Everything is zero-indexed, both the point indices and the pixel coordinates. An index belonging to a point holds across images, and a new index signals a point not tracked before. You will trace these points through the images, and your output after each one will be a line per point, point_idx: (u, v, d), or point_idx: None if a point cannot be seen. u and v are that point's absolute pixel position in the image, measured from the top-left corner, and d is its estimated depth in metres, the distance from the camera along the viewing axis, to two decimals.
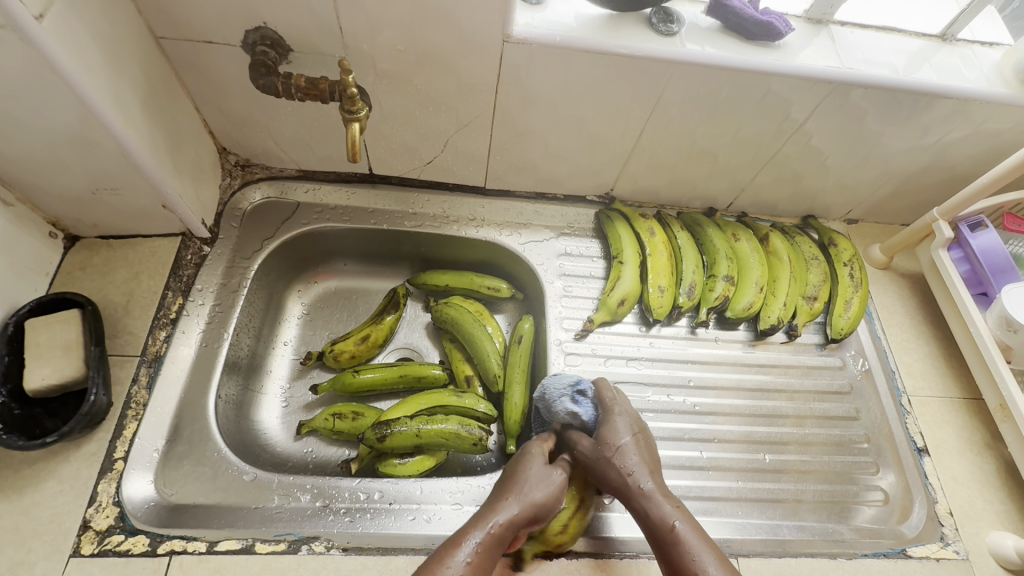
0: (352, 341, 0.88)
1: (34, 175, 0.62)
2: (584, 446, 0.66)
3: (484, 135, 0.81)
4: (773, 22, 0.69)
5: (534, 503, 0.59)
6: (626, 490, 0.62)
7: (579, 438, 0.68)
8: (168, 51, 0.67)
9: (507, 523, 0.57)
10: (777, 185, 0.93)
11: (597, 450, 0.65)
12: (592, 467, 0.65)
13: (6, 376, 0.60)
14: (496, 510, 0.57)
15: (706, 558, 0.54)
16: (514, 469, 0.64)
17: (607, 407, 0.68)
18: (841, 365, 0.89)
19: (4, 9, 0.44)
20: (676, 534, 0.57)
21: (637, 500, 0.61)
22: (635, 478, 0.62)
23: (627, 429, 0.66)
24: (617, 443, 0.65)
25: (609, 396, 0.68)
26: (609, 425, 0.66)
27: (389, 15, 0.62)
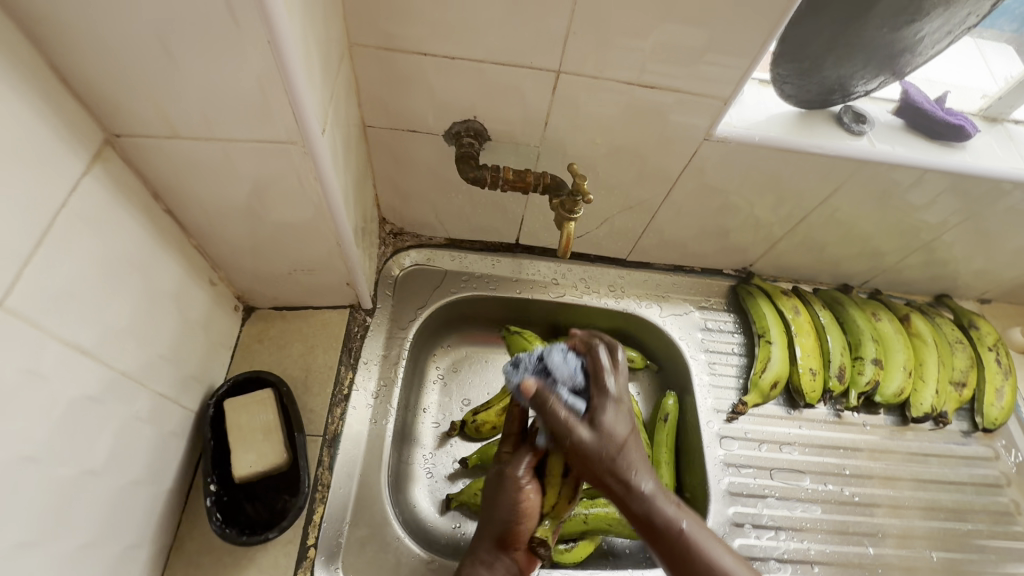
0: (491, 409, 0.83)
1: (246, 257, 0.64)
2: (583, 436, 0.56)
3: (646, 216, 0.82)
4: (964, 125, 0.70)
5: (516, 530, 0.59)
6: (629, 496, 0.55)
7: (558, 409, 0.57)
8: (370, 137, 0.69)
9: (496, 566, 0.59)
10: (921, 267, 0.93)
11: (601, 442, 0.56)
12: (592, 460, 0.55)
13: (213, 462, 0.61)
14: (477, 561, 0.59)
15: (722, 551, 0.54)
16: (483, 496, 0.62)
17: (597, 386, 0.59)
18: (993, 456, 0.88)
19: (304, 130, 0.46)
20: (687, 537, 0.54)
21: (641, 506, 0.55)
22: (638, 481, 0.55)
23: (622, 424, 0.57)
24: (612, 432, 0.56)
25: (603, 369, 0.59)
26: (608, 417, 0.57)
27: (599, 114, 0.64)
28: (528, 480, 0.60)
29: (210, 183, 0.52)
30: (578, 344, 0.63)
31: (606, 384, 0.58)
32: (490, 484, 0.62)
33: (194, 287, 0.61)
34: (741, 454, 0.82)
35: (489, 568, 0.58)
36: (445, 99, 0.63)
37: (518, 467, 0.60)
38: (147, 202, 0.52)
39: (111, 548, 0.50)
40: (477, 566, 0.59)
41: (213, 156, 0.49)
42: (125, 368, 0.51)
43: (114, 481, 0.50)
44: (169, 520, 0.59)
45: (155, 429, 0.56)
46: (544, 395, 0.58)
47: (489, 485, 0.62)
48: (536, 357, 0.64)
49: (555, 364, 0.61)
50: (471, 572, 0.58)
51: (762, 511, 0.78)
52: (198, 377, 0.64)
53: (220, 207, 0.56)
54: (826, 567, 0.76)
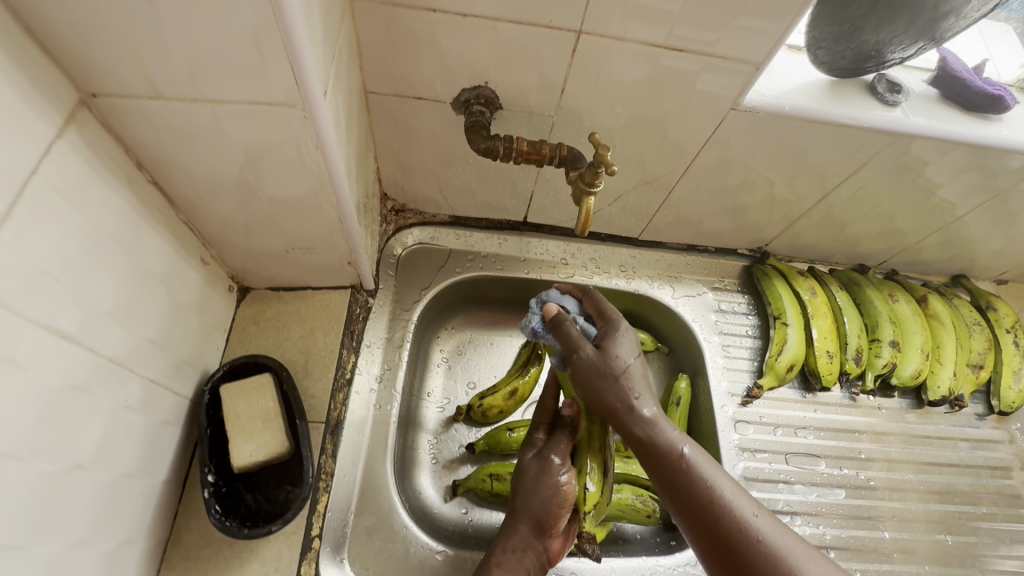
0: (498, 393, 0.80)
1: (240, 234, 0.60)
2: (587, 352, 0.56)
3: (663, 192, 0.78)
4: (1004, 95, 0.67)
5: (550, 516, 0.60)
6: (630, 416, 0.54)
7: (570, 328, 0.57)
8: (373, 104, 0.64)
9: (527, 552, 0.60)
10: (942, 247, 0.90)
11: (604, 359, 0.55)
12: (593, 374, 0.55)
13: (210, 451, 0.57)
14: (509, 545, 0.60)
15: (750, 506, 0.51)
16: (516, 482, 0.63)
17: (603, 318, 0.60)
18: (1007, 439, 0.87)
19: (304, 92, 0.42)
20: (716, 502, 0.51)
21: (643, 428, 0.54)
22: (639, 403, 0.54)
23: (634, 350, 0.57)
24: (623, 359, 0.56)
25: (603, 306, 0.61)
26: (615, 338, 0.57)
27: (620, 80, 0.60)
28: (567, 470, 0.60)
29: (199, 151, 0.47)
30: (573, 292, 0.65)
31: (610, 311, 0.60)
32: (524, 470, 0.62)
33: (185, 266, 0.57)
34: (756, 439, 0.80)
35: (522, 553, 0.60)
36: (455, 62, 0.58)
37: (555, 454, 0.61)
38: (130, 172, 0.47)
39: (104, 545, 0.47)
40: (507, 553, 0.60)
41: (202, 121, 0.44)
42: (110, 354, 0.47)
43: (106, 473, 0.47)
44: (165, 512, 0.56)
45: (147, 418, 0.52)
46: (560, 318, 0.59)
47: (522, 471, 0.63)
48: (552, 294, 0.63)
49: (562, 300, 0.63)
50: (501, 556, 0.60)
51: (778, 496, 0.76)
52: (192, 362, 0.60)
53: (210, 179, 0.51)
54: (840, 552, 0.74)
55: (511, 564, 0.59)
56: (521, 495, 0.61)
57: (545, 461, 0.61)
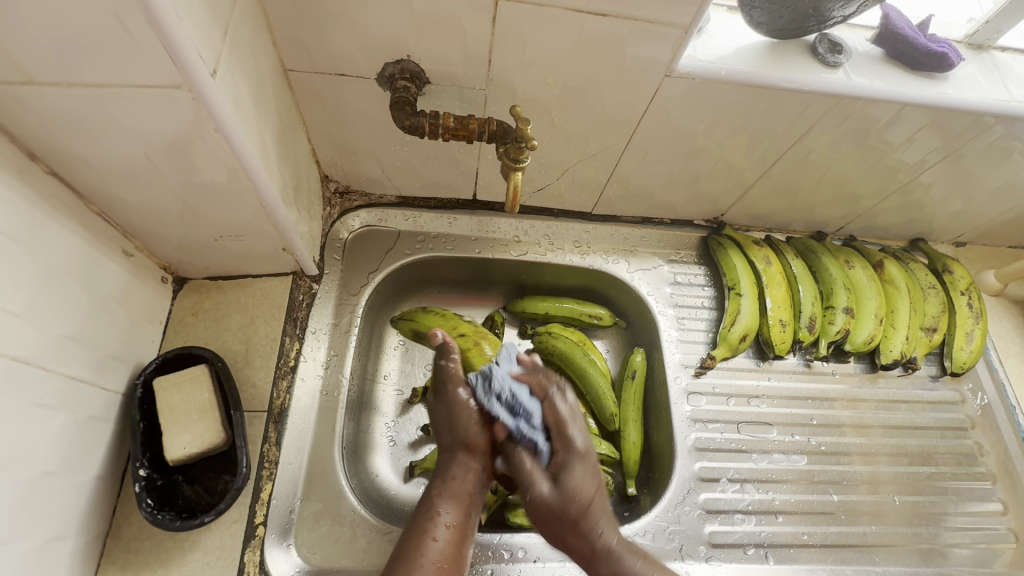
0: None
1: (162, 224, 0.58)
2: (544, 490, 0.53)
3: (609, 165, 0.76)
4: (948, 52, 0.65)
5: (470, 432, 0.57)
6: (593, 559, 0.53)
7: (524, 461, 0.55)
8: (296, 82, 0.61)
9: (466, 473, 0.56)
10: (898, 211, 0.90)
11: (563, 501, 0.52)
12: (553, 517, 0.53)
13: (143, 445, 0.57)
14: (449, 472, 0.56)
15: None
16: (434, 422, 0.60)
17: (562, 438, 0.56)
18: (959, 400, 0.88)
19: (185, 68, 0.40)
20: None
21: (609, 565, 0.52)
22: (604, 541, 0.53)
23: (593, 476, 0.54)
24: (586, 492, 0.53)
25: (564, 422, 0.56)
26: (575, 475, 0.54)
27: (547, 48, 0.58)
28: (472, 395, 0.59)
29: (93, 140, 0.45)
30: (534, 387, 0.59)
31: (573, 436, 0.55)
32: (438, 411, 0.60)
33: (103, 259, 0.55)
34: (708, 410, 0.81)
35: (459, 476, 0.56)
36: (373, 35, 0.56)
37: (460, 385, 0.59)
38: (20, 164, 0.46)
39: (26, 542, 0.47)
40: (449, 481, 0.56)
41: (85, 107, 0.42)
42: (16, 354, 0.46)
43: (21, 473, 0.46)
44: (101, 508, 0.56)
45: (68, 417, 0.51)
46: (510, 443, 0.57)
47: (437, 414, 0.60)
48: (505, 389, 0.58)
49: (527, 404, 0.57)
50: (443, 487, 0.55)
51: (729, 465, 0.77)
52: (122, 357, 0.59)
53: (113, 171, 0.49)
54: (790, 516, 0.75)
55: (452, 490, 0.55)
56: (443, 427, 0.59)
57: (449, 398, 0.59)
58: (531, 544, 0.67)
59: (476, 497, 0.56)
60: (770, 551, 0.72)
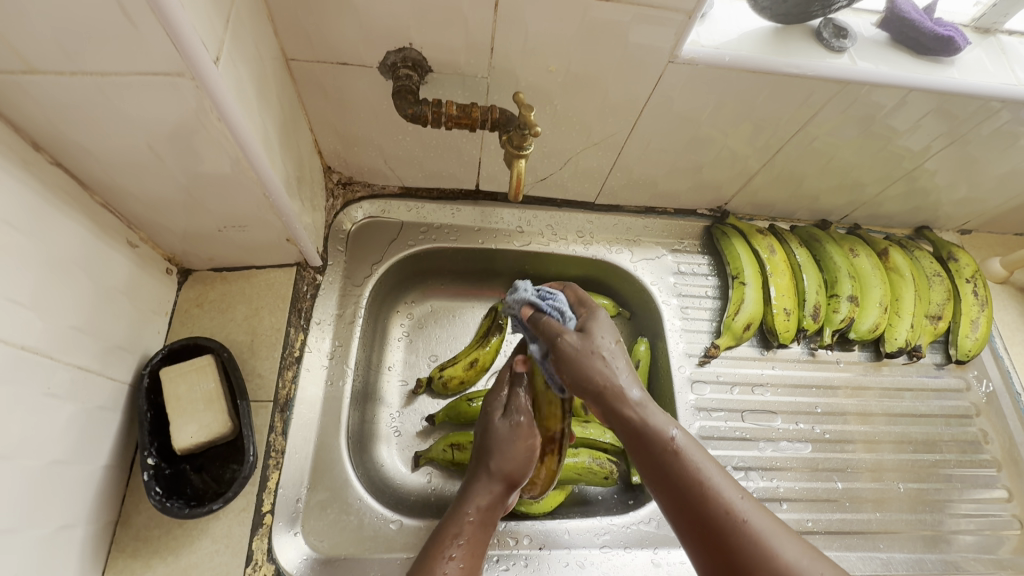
0: (461, 365, 0.80)
1: (166, 216, 0.58)
2: (571, 338, 0.51)
3: (612, 153, 0.76)
4: (954, 36, 0.65)
5: (513, 464, 0.60)
6: (619, 401, 0.48)
7: (552, 325, 0.53)
8: (298, 72, 0.61)
9: (491, 496, 0.59)
10: (903, 199, 0.89)
11: (584, 348, 0.50)
12: (573, 366, 0.50)
13: (151, 434, 0.57)
14: (482, 500, 0.59)
15: (737, 492, 0.44)
16: (482, 438, 0.62)
17: (586, 305, 0.56)
18: (964, 388, 0.88)
19: (187, 56, 0.40)
20: (678, 447, 0.46)
21: (637, 409, 0.48)
22: (626, 387, 0.49)
23: (616, 333, 0.52)
24: (607, 342, 0.51)
25: (586, 297, 0.57)
26: (592, 327, 0.52)
27: (549, 35, 0.57)
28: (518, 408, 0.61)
29: (98, 129, 0.46)
30: (569, 297, 0.58)
31: (595, 300, 0.55)
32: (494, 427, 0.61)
33: (108, 250, 0.56)
34: (712, 398, 0.81)
35: (488, 504, 0.59)
36: (374, 24, 0.56)
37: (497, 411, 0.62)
38: (25, 153, 0.46)
39: (36, 530, 0.47)
40: (479, 507, 0.59)
41: (89, 97, 0.42)
42: (24, 344, 0.46)
43: (30, 461, 0.47)
44: (111, 497, 0.57)
45: (76, 406, 0.52)
46: (535, 315, 0.57)
47: (491, 428, 0.62)
48: (529, 290, 0.59)
49: (554, 292, 0.58)
50: (473, 510, 0.58)
51: (734, 453, 0.77)
52: (129, 348, 0.60)
53: (118, 160, 0.49)
54: (795, 504, 0.76)
55: (481, 518, 0.58)
56: (490, 449, 0.60)
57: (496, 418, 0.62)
58: (536, 532, 0.67)
59: (494, 522, 0.60)
60: None
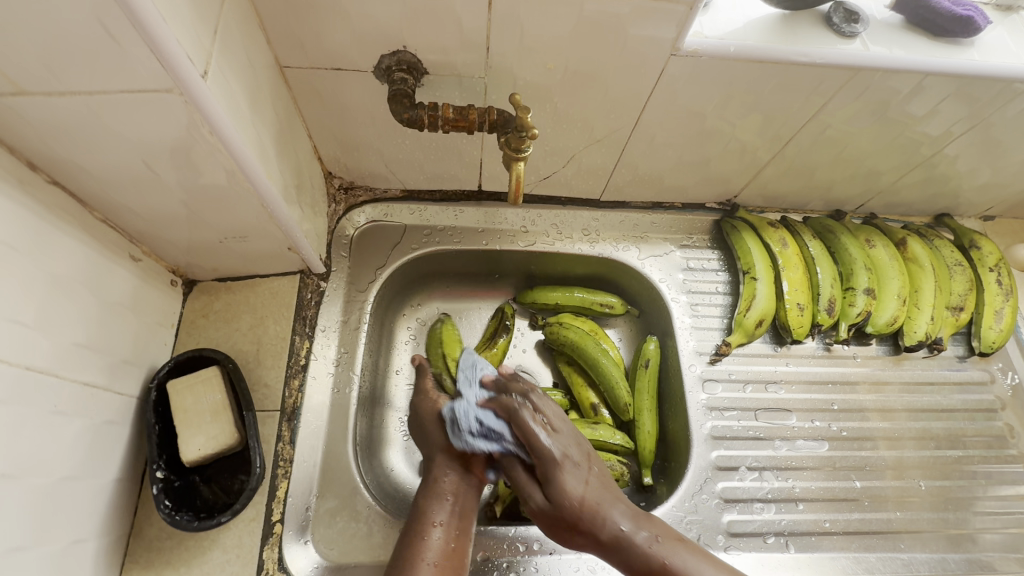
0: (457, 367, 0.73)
1: (166, 230, 0.58)
2: (538, 502, 0.55)
3: (616, 150, 0.74)
4: (974, 16, 0.62)
5: (451, 443, 0.59)
6: (600, 550, 0.54)
7: (518, 475, 0.57)
8: (294, 79, 0.61)
9: (450, 480, 0.57)
10: (922, 186, 0.86)
11: (556, 508, 0.54)
12: (550, 522, 0.55)
13: (160, 447, 0.58)
14: (432, 478, 0.58)
15: (708, 571, 0.50)
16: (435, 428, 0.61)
17: (536, 452, 0.55)
18: (988, 380, 0.85)
19: (174, 71, 0.39)
20: (668, 567, 0.51)
21: (613, 542, 0.53)
22: (613, 530, 0.53)
23: (580, 458, 0.56)
24: (578, 488, 0.54)
25: (534, 434, 0.56)
26: (560, 481, 0.54)
27: (546, 33, 0.56)
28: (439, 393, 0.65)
29: (91, 148, 0.45)
30: (499, 409, 0.59)
31: (540, 440, 0.55)
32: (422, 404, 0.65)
33: (111, 265, 0.56)
34: (724, 397, 0.79)
35: (450, 480, 0.57)
36: (367, 28, 0.55)
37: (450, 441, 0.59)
38: (20, 174, 0.46)
39: (48, 545, 0.48)
40: (440, 488, 0.57)
41: (80, 117, 0.42)
42: (28, 364, 0.46)
43: (40, 479, 0.47)
44: (122, 509, 0.57)
45: (85, 422, 0.52)
46: (505, 461, 0.58)
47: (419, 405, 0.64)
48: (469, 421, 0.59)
49: (496, 428, 0.58)
50: (430, 493, 0.56)
51: (747, 453, 0.76)
52: (135, 361, 0.60)
53: (115, 177, 0.49)
54: (811, 504, 0.74)
55: (438, 493, 0.56)
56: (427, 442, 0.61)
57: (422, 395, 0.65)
58: (547, 537, 0.66)
59: (467, 501, 0.57)
60: (791, 539, 0.71)
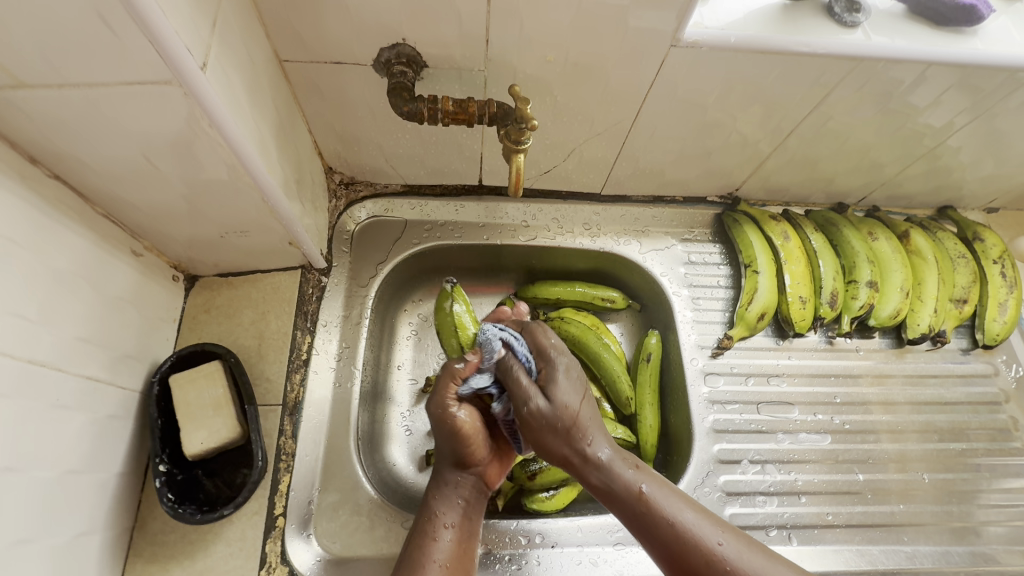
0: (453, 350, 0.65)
1: (167, 224, 0.58)
2: (538, 404, 0.53)
3: (616, 143, 0.74)
4: (977, 4, 0.61)
5: (468, 448, 0.56)
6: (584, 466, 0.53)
7: (518, 375, 0.55)
8: (294, 74, 0.61)
9: (462, 484, 0.57)
10: (925, 178, 0.85)
11: (554, 410, 0.53)
12: (545, 428, 0.53)
13: (162, 441, 0.58)
14: (441, 480, 0.57)
15: (683, 508, 0.49)
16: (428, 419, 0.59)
17: (544, 359, 0.57)
18: (992, 373, 0.85)
19: (172, 63, 0.39)
20: (647, 499, 0.50)
21: (598, 475, 0.52)
22: (594, 451, 0.53)
23: (580, 389, 0.55)
24: (572, 400, 0.54)
25: (546, 345, 0.57)
26: (556, 384, 0.54)
27: (545, 25, 0.56)
28: (460, 404, 0.57)
29: (91, 142, 0.45)
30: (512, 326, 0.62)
31: (551, 354, 0.56)
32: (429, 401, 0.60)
33: (113, 260, 0.56)
34: (726, 390, 0.79)
35: (463, 484, 0.57)
36: (367, 21, 0.54)
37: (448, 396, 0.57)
38: (21, 168, 0.46)
39: (52, 538, 0.48)
40: (452, 492, 0.56)
41: (80, 109, 0.42)
42: (31, 358, 0.47)
43: (44, 472, 0.47)
44: (125, 503, 0.58)
45: (87, 417, 0.52)
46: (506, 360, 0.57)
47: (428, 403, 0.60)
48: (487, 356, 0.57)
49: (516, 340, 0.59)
50: (442, 496, 0.56)
51: (749, 446, 0.76)
52: (138, 356, 0.60)
53: (116, 172, 0.49)
54: (814, 497, 0.74)
55: (448, 495, 0.56)
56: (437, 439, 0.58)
57: (439, 409, 0.56)
58: (549, 530, 0.66)
59: (475, 503, 0.57)
60: (794, 532, 0.71)
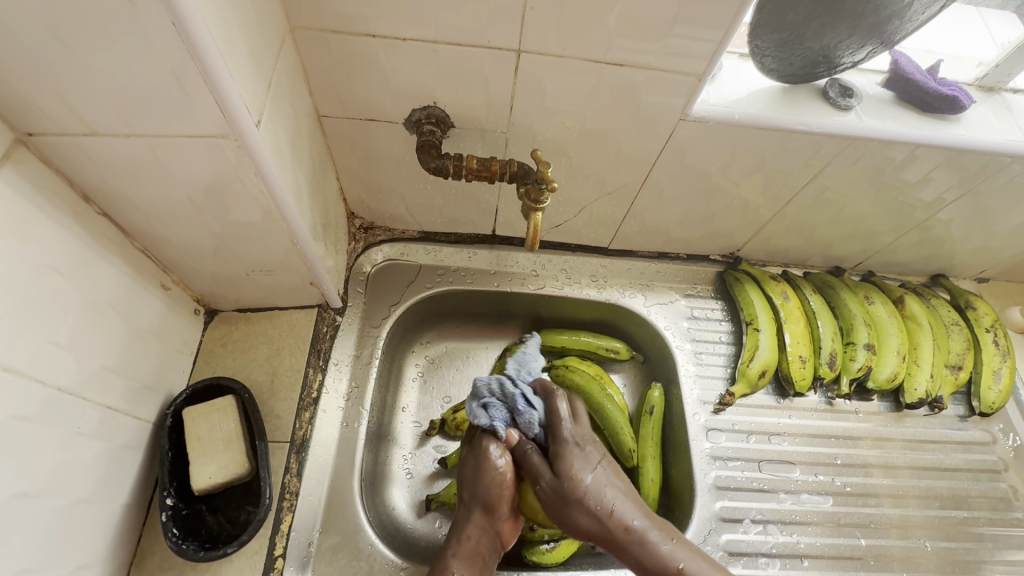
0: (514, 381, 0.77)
1: (199, 261, 0.61)
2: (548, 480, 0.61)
3: (626, 203, 0.78)
4: (960, 95, 0.67)
5: (494, 495, 0.62)
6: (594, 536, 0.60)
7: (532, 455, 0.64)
8: (329, 127, 0.65)
9: (479, 536, 0.62)
10: (917, 247, 0.89)
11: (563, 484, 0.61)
12: (558, 502, 0.61)
13: (171, 473, 0.58)
14: (462, 533, 0.62)
15: (670, 551, 0.58)
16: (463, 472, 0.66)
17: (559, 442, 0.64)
18: (990, 441, 0.86)
19: (233, 122, 0.43)
20: (639, 534, 0.59)
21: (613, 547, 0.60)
22: (626, 519, 0.60)
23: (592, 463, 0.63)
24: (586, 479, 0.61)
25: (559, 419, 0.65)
26: (569, 461, 0.62)
27: (566, 96, 0.61)
28: (500, 453, 0.64)
29: (143, 185, 0.49)
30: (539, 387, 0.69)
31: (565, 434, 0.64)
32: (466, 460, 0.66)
33: (144, 293, 0.59)
34: (728, 447, 0.79)
35: (473, 536, 0.62)
36: (403, 86, 0.60)
37: (489, 441, 0.64)
38: (76, 206, 0.49)
39: (56, 569, 0.48)
40: (464, 541, 0.61)
41: (141, 156, 0.46)
42: (61, 384, 0.48)
43: (58, 500, 0.48)
44: (127, 536, 0.57)
45: (104, 445, 0.53)
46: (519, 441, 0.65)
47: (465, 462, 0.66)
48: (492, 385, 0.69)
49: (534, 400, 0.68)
50: (457, 547, 0.61)
51: (751, 505, 0.76)
52: (155, 387, 0.61)
53: (159, 211, 0.53)
54: (815, 561, 0.73)
55: (463, 552, 0.61)
56: (467, 484, 0.64)
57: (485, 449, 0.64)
58: None
59: (487, 558, 0.61)
60: None
